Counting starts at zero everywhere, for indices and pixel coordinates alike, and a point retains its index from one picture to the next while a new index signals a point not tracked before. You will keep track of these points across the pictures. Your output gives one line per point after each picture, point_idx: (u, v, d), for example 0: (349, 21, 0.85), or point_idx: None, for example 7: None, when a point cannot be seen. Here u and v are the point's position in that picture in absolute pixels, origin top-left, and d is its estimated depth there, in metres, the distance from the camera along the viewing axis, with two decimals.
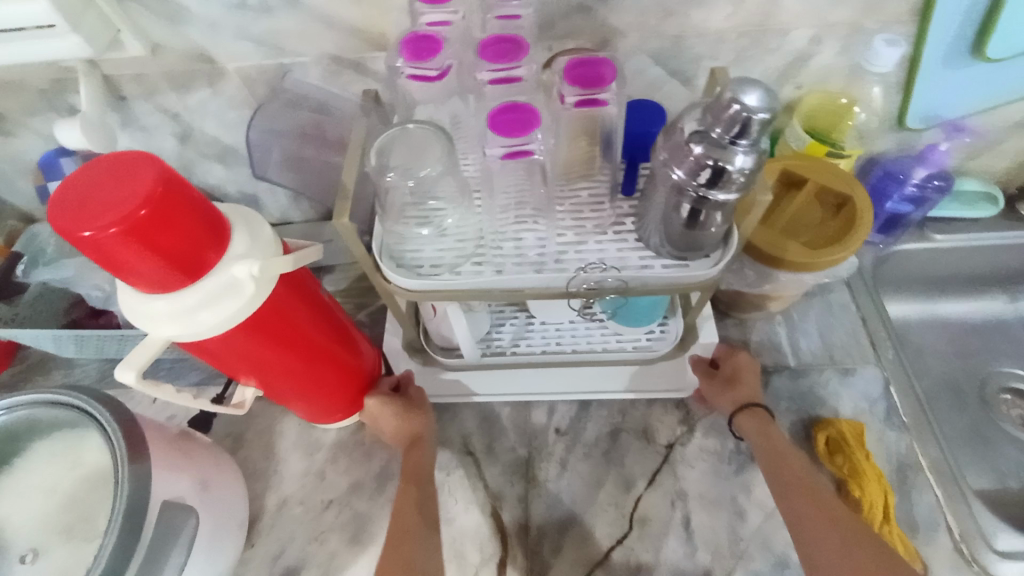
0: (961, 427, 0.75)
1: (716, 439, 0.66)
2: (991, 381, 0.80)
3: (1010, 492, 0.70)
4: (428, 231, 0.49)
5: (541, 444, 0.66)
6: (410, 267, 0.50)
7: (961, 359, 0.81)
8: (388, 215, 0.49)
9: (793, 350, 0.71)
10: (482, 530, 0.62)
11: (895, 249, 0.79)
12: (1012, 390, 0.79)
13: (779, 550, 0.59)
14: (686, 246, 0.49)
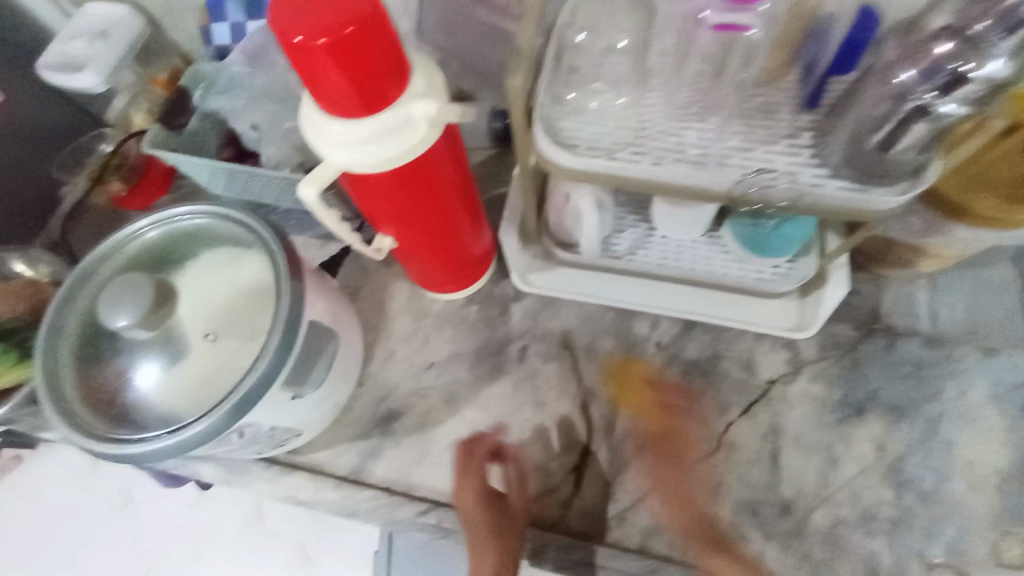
0: None
1: (824, 386, 0.63)
2: None
3: None
4: (595, 105, 0.49)
5: (639, 354, 0.67)
6: (565, 144, 0.48)
7: None
8: (558, 85, 0.49)
9: (931, 318, 0.65)
10: (571, 419, 0.65)
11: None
12: None
13: (868, 504, 0.58)
14: (887, 171, 0.44)
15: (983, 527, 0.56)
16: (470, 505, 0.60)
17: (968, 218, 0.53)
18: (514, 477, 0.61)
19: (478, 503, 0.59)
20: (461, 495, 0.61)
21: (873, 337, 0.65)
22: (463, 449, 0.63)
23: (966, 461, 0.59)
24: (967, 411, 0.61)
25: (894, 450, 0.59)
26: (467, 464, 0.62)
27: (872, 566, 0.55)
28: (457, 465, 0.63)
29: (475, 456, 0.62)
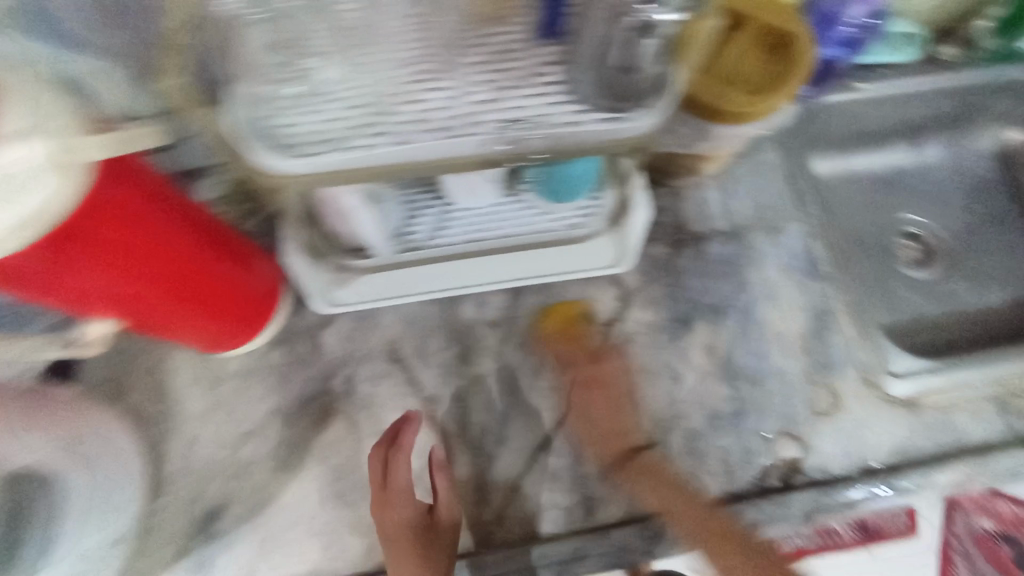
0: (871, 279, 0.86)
1: (653, 310, 0.64)
2: (895, 226, 0.91)
3: (902, 322, 0.84)
4: (294, 90, 0.39)
5: (474, 340, 0.62)
6: (282, 146, 0.38)
7: (873, 211, 0.90)
8: (248, 75, 0.38)
9: (725, 215, 0.68)
10: (422, 435, 0.59)
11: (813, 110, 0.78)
12: (909, 234, 0.91)
13: (713, 406, 0.61)
14: (628, 95, 0.41)
15: (803, 388, 0.62)
16: (392, 519, 0.53)
17: (725, 118, 0.53)
18: (440, 481, 0.55)
19: (406, 518, 0.53)
20: (386, 512, 0.54)
21: (683, 248, 0.66)
22: (379, 453, 0.56)
23: (778, 336, 0.64)
24: (770, 290, 0.66)
25: (723, 348, 0.63)
26: (392, 470, 0.55)
27: (728, 461, 0.59)
28: (372, 472, 0.55)
29: (403, 466, 0.55)
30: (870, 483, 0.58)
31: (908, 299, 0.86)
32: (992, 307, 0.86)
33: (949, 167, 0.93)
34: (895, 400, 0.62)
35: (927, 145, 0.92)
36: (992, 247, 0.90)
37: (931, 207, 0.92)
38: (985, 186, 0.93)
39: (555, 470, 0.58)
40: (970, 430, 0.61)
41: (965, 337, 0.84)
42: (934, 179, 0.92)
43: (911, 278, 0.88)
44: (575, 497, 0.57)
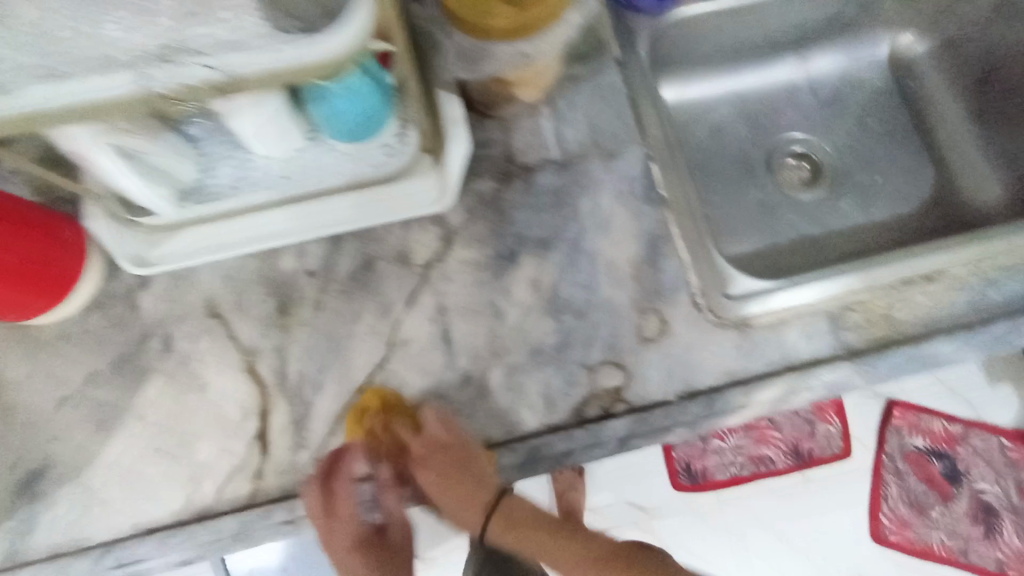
0: (750, 206, 0.84)
1: (476, 248, 0.62)
2: (779, 148, 0.88)
3: (778, 248, 0.81)
4: None
5: (294, 290, 0.61)
6: None
7: (753, 134, 0.88)
8: None
9: (558, 143, 0.65)
10: (240, 387, 0.59)
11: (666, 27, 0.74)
12: (794, 154, 0.88)
13: (535, 340, 0.60)
14: (319, 15, 0.38)
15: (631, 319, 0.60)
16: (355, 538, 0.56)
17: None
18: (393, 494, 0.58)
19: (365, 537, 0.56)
20: (344, 536, 0.55)
21: (510, 181, 0.64)
22: (318, 487, 0.55)
23: (608, 265, 0.62)
24: (602, 218, 0.63)
25: (548, 282, 0.61)
26: (340, 501, 0.55)
27: (548, 395, 0.58)
28: (312, 509, 0.55)
29: (352, 496, 0.55)
30: (688, 407, 0.58)
31: (791, 222, 0.84)
32: (873, 221, 0.83)
33: (831, 87, 0.89)
34: (728, 322, 0.60)
35: (814, 57, 0.88)
36: (878, 160, 0.86)
37: (814, 123, 0.89)
38: (868, 100, 0.89)
39: (374, 413, 0.58)
40: (800, 349, 0.59)
41: (842, 254, 0.81)
42: (827, 96, 0.89)
43: (797, 200, 0.86)
44: (394, 438, 0.58)
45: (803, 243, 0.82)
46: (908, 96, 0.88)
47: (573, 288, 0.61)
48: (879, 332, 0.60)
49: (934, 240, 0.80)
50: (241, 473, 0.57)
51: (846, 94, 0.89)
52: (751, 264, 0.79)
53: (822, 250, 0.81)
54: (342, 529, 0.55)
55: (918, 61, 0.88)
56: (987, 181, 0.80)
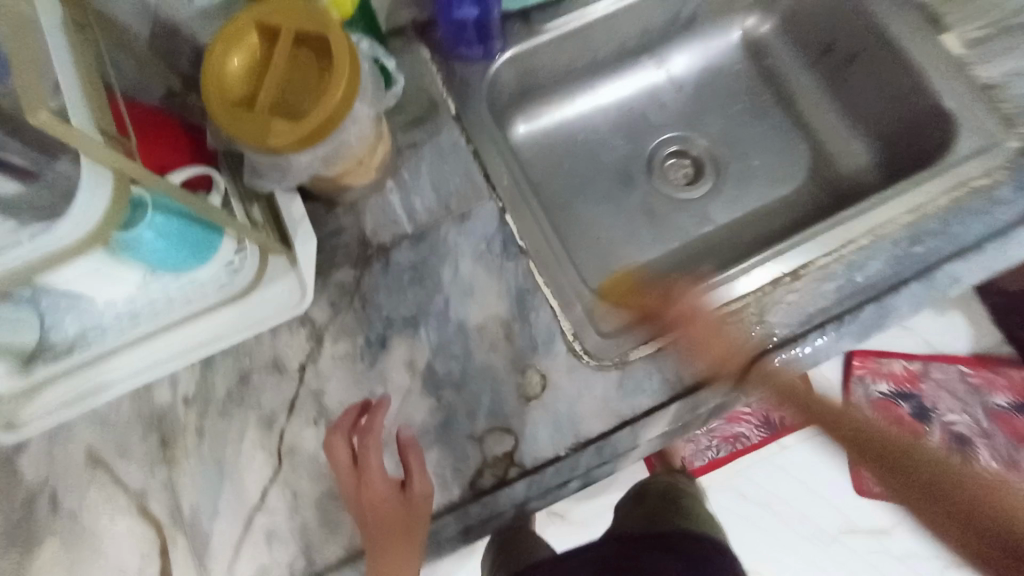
0: (635, 218, 0.83)
1: (347, 340, 0.62)
2: (656, 153, 0.87)
3: (669, 256, 0.80)
4: None
5: (172, 423, 0.60)
6: None
7: (628, 145, 0.86)
8: None
9: (409, 216, 0.64)
10: (134, 532, 0.58)
11: (502, 70, 0.74)
12: (672, 155, 0.87)
13: (421, 420, 0.59)
14: (61, 199, 0.39)
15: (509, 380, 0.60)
16: (370, 499, 0.54)
17: (308, 124, 0.46)
18: (412, 459, 0.56)
19: (374, 499, 0.54)
20: (359, 492, 0.55)
21: (370, 265, 0.63)
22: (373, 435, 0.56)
23: (478, 330, 0.62)
24: (465, 285, 0.63)
25: (423, 359, 0.61)
26: (360, 453, 0.56)
27: (442, 473, 0.58)
28: (338, 458, 0.56)
29: (360, 455, 0.56)
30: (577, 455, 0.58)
31: (681, 225, 0.83)
32: (760, 209, 0.83)
33: (693, 81, 0.88)
34: (608, 362, 0.61)
35: (671, 57, 0.87)
36: (752, 147, 0.86)
37: (684, 121, 0.87)
38: (732, 91, 0.88)
39: (274, 529, 0.57)
40: (680, 373, 0.60)
41: (736, 252, 0.80)
42: (693, 91, 0.88)
43: (683, 201, 0.85)
44: (297, 550, 0.57)
45: (696, 248, 0.81)
46: (767, 76, 0.88)
47: (448, 359, 0.61)
48: (751, 342, 0.61)
49: (820, 218, 0.81)
50: None
51: (709, 86, 0.88)
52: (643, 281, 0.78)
53: (713, 251, 0.81)
54: (366, 471, 0.55)
55: (768, 41, 0.87)
56: (854, 148, 0.82)
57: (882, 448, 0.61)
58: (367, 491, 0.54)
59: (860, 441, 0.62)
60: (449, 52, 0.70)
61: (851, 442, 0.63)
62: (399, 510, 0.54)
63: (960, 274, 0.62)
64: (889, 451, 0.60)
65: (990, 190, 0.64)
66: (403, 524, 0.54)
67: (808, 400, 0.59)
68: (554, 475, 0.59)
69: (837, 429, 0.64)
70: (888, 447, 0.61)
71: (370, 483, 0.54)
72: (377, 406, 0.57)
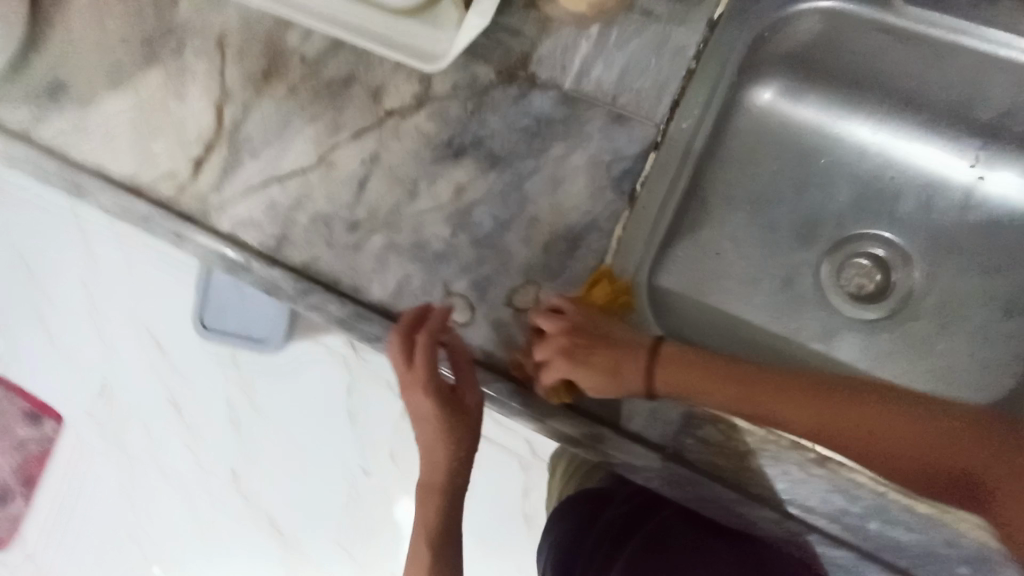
0: (767, 272, 0.68)
1: (435, 124, 0.59)
2: (857, 240, 0.69)
3: (753, 329, 0.67)
4: None
5: (282, 64, 0.64)
6: None
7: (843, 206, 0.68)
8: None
9: (577, 74, 0.56)
10: (205, 114, 0.66)
11: (807, 13, 0.58)
12: (870, 256, 0.68)
13: (424, 236, 0.58)
14: None
15: (574, 302, 0.52)
16: (416, 402, 0.55)
17: None
18: (463, 365, 0.53)
19: (432, 406, 0.54)
20: (410, 394, 0.54)
21: (508, 84, 0.57)
22: (429, 344, 0.52)
23: (529, 220, 0.55)
24: (558, 175, 0.55)
25: (471, 196, 0.57)
26: (411, 355, 0.53)
27: (402, 286, 0.58)
28: (394, 358, 0.54)
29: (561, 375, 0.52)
30: (495, 384, 0.54)
31: (798, 317, 0.68)
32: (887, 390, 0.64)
33: (983, 215, 0.65)
34: None
35: (990, 167, 0.64)
36: (962, 332, 0.65)
37: (923, 236, 0.67)
38: (1007, 263, 0.65)
39: (275, 202, 0.62)
40: (636, 420, 0.52)
41: None
42: (970, 222, 0.66)
43: (827, 300, 0.69)
44: (276, 231, 0.62)
45: (784, 348, 0.66)
46: None
47: (486, 213, 0.56)
48: (724, 461, 0.51)
49: None
50: (171, 179, 0.65)
51: (995, 235, 0.65)
52: (705, 325, 0.66)
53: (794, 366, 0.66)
54: (415, 383, 0.54)
55: None
56: None
57: (955, 472, 0.46)
58: (411, 400, 0.55)
59: (872, 444, 0.47)
60: None
61: (924, 475, 0.47)
62: (456, 407, 0.54)
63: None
64: (948, 479, 0.47)
65: None
66: (458, 424, 0.55)
67: (839, 435, 0.48)
68: None
69: (853, 460, 0.48)
70: (957, 471, 0.46)
71: (417, 400, 0.55)
72: (419, 310, 0.53)
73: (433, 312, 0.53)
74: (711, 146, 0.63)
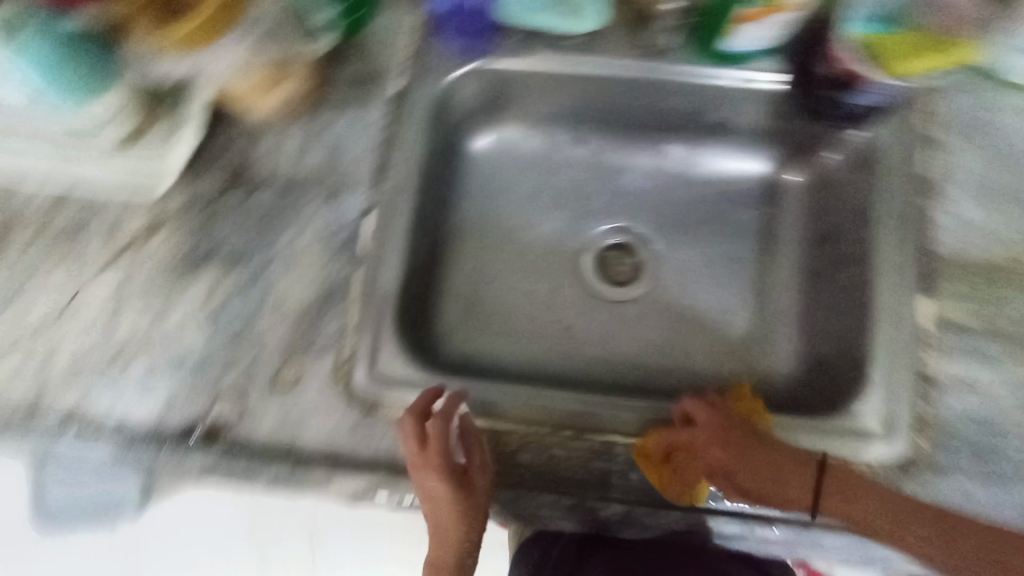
0: (525, 288, 0.75)
1: (173, 243, 0.61)
2: (597, 237, 0.78)
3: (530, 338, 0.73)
4: None
5: (6, 225, 0.63)
6: None
7: (576, 214, 0.78)
8: None
9: (290, 167, 0.63)
10: None
11: (464, 76, 0.66)
12: (614, 246, 0.78)
13: (182, 349, 0.59)
14: None
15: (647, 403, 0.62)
16: (432, 484, 0.54)
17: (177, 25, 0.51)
18: (473, 446, 0.55)
19: (444, 491, 0.53)
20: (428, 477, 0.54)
21: (232, 191, 0.62)
22: (443, 425, 0.54)
23: (278, 303, 0.61)
24: (292, 256, 0.62)
25: (218, 299, 0.60)
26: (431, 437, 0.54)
27: (169, 405, 0.57)
28: (406, 444, 0.54)
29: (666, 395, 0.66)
30: (278, 467, 0.56)
31: (565, 310, 0.74)
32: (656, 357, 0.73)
33: (684, 186, 0.79)
34: (360, 396, 0.59)
35: (673, 147, 0.77)
36: (700, 287, 0.75)
37: (649, 216, 0.78)
38: (717, 219, 0.78)
39: (20, 368, 0.58)
40: None
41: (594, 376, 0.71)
42: (674, 194, 0.78)
43: (592, 287, 0.76)
44: (27, 396, 0.58)
45: (560, 346, 0.72)
46: (763, 226, 0.76)
47: (239, 311, 0.60)
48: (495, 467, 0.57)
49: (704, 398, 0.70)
50: None
51: (698, 202, 0.78)
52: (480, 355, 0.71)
53: (575, 361, 0.71)
54: (427, 477, 0.54)
55: (786, 191, 0.76)
56: (781, 348, 0.71)
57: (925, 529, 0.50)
58: (424, 478, 0.54)
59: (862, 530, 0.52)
60: (435, 26, 0.64)
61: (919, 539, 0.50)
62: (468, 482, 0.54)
63: (751, 534, 0.56)
64: None
65: None
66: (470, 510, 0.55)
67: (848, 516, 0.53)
68: (245, 469, 0.56)
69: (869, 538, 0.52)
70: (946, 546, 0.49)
71: (431, 484, 0.54)
72: (427, 392, 0.56)
73: (429, 394, 0.56)
74: (438, 197, 0.72)
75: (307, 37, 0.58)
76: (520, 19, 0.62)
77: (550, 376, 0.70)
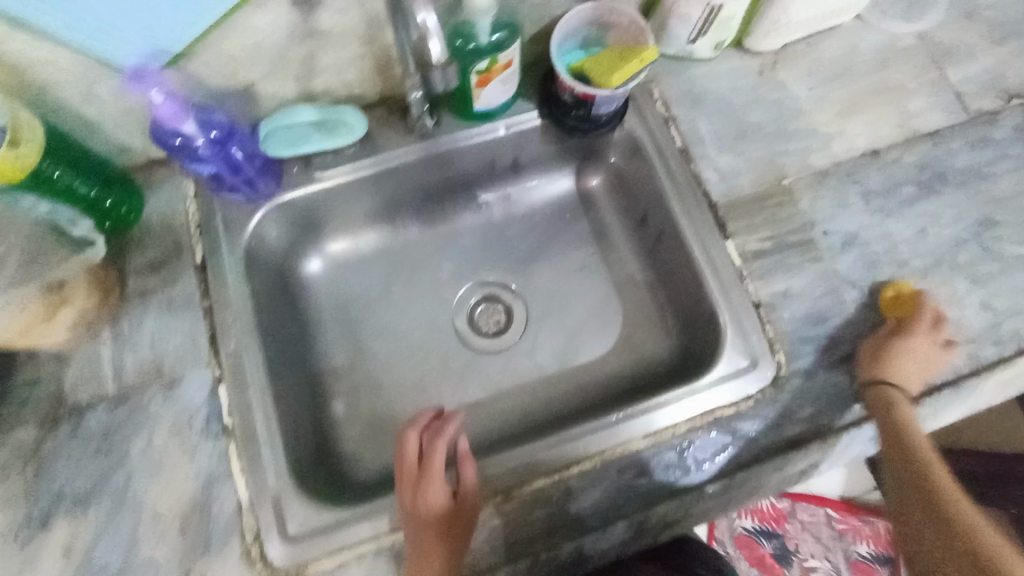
0: (413, 377, 0.75)
1: (6, 512, 0.55)
2: (464, 299, 0.81)
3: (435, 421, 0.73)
4: None
5: None
6: None
7: (433, 287, 0.80)
8: None
9: (115, 375, 0.59)
10: None
11: (265, 220, 0.67)
12: (482, 301, 0.81)
13: None
14: None
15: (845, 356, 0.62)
16: (419, 502, 0.55)
17: None
18: (468, 474, 0.56)
19: (427, 514, 0.54)
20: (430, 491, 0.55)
21: (58, 427, 0.57)
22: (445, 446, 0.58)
23: (152, 518, 0.56)
24: (152, 463, 0.57)
25: (83, 545, 0.54)
26: (426, 453, 0.58)
27: None
28: (408, 456, 0.59)
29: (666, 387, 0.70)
30: None
31: (459, 380, 0.76)
32: (558, 384, 0.76)
33: (518, 218, 0.83)
34: (282, 569, 0.56)
35: (492, 194, 0.82)
36: (568, 304, 0.80)
37: (500, 261, 0.83)
38: (556, 237, 0.83)
39: None
40: None
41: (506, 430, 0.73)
42: (510, 235, 0.83)
43: (474, 348, 0.78)
44: None
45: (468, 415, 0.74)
46: (597, 227, 0.82)
47: (111, 546, 0.54)
48: None
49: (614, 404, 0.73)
50: None
51: (534, 232, 0.84)
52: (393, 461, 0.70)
53: (484, 422, 0.73)
54: (416, 495, 0.56)
55: (598, 194, 0.83)
56: (655, 328, 0.77)
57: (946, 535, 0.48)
58: (407, 498, 0.56)
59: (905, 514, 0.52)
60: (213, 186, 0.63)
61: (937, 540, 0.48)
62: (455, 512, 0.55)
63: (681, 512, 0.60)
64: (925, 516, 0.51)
65: (735, 424, 0.61)
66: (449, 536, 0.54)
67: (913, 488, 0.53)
68: None
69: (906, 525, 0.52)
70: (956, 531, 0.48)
71: (411, 502, 0.56)
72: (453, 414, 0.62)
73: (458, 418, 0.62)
74: (290, 333, 0.71)
75: (78, 245, 0.58)
76: (286, 152, 0.63)
77: (472, 448, 0.71)
